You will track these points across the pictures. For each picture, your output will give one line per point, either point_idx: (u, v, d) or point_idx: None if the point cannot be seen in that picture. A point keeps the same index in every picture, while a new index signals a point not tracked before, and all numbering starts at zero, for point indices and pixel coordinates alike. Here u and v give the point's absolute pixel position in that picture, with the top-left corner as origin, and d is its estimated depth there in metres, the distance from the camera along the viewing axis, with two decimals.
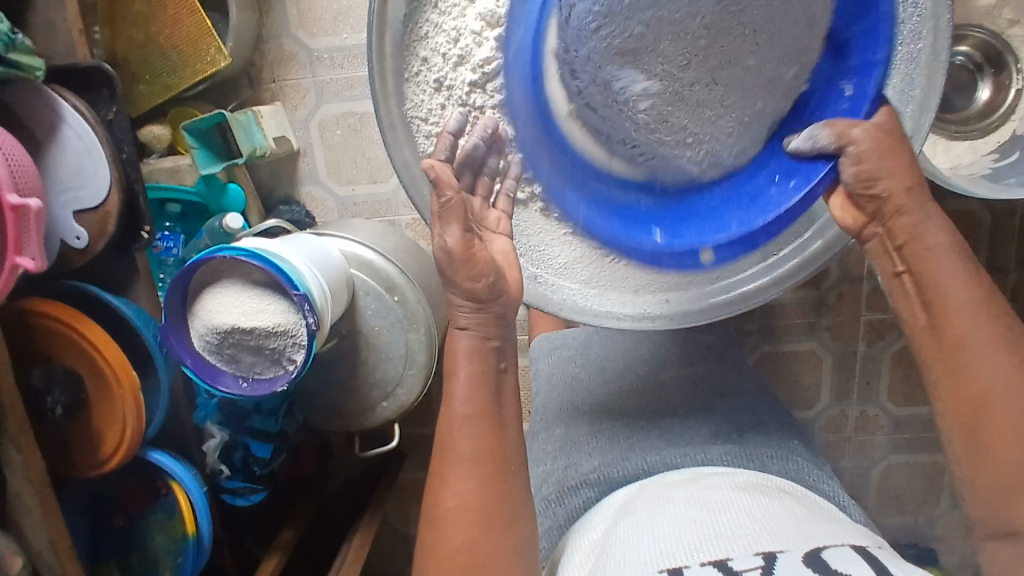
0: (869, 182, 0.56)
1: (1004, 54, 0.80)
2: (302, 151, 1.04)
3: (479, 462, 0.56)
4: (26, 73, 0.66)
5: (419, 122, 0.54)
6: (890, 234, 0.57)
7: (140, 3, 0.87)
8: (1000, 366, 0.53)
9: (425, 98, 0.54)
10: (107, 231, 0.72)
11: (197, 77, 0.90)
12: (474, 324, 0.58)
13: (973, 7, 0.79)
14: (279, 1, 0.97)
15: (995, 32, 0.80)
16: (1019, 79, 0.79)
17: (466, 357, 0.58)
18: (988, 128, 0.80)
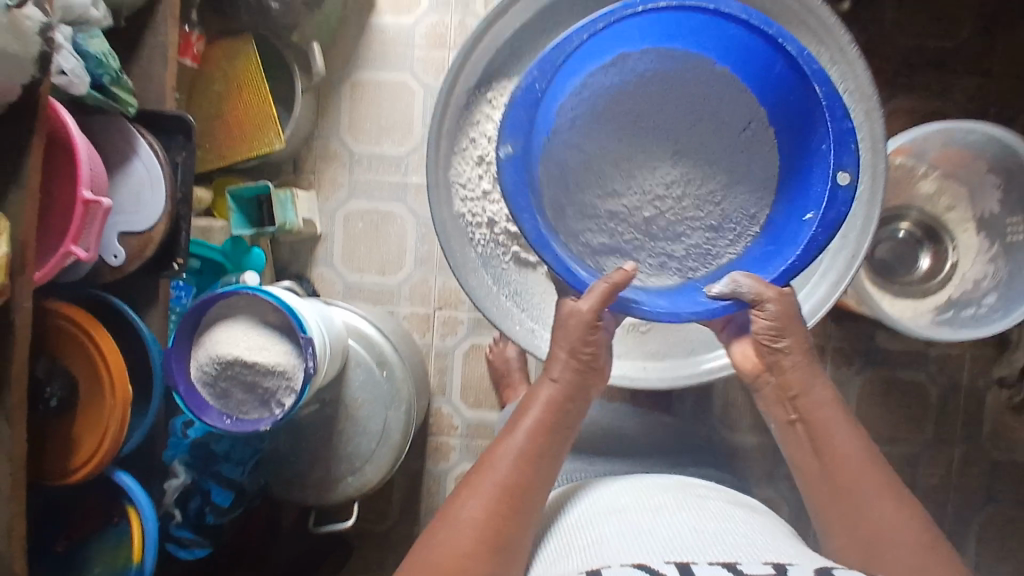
0: (774, 335, 0.63)
1: (939, 231, 0.95)
2: (323, 235, 1.14)
3: (520, 488, 0.55)
4: (120, 106, 0.76)
5: (458, 186, 0.65)
6: (784, 386, 0.65)
7: (219, 86, 1.01)
8: (884, 504, 0.57)
9: (467, 167, 0.64)
10: (146, 252, 0.78)
11: (250, 153, 1.02)
12: (565, 379, 0.62)
13: (915, 190, 0.92)
14: (335, 110, 1.13)
15: (933, 214, 0.94)
16: (955, 252, 0.93)
17: (542, 404, 0.61)
18: (926, 290, 0.94)
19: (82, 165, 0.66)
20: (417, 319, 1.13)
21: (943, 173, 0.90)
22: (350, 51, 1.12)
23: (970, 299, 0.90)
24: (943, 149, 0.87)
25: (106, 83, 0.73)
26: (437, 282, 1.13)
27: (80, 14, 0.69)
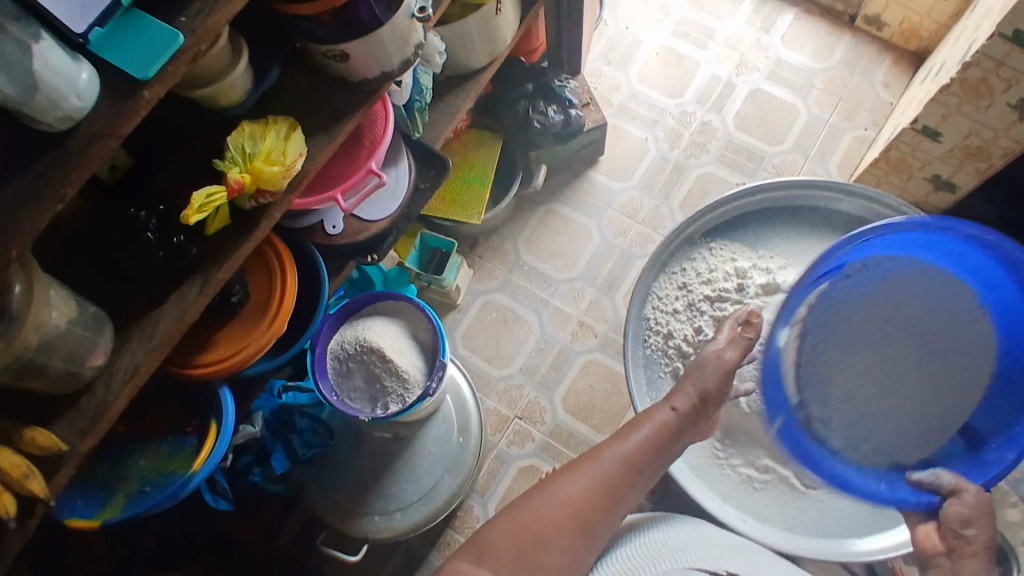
0: (964, 524, 0.72)
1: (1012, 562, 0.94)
2: (458, 308, 1.25)
3: (609, 482, 0.73)
4: (410, 127, 0.93)
5: (655, 300, 0.94)
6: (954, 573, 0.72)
7: (457, 157, 1.19)
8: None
9: (666, 287, 0.94)
10: (358, 237, 0.90)
11: (451, 216, 1.16)
12: (680, 412, 0.78)
13: (1002, 515, 0.97)
14: (523, 221, 1.30)
15: (1009, 540, 0.95)
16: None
17: (656, 424, 0.77)
18: None
19: (382, 150, 0.82)
20: (495, 416, 1.18)
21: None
22: (559, 187, 1.31)
23: None
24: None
25: (414, 107, 0.91)
26: (529, 394, 1.19)
27: (431, 54, 0.88)
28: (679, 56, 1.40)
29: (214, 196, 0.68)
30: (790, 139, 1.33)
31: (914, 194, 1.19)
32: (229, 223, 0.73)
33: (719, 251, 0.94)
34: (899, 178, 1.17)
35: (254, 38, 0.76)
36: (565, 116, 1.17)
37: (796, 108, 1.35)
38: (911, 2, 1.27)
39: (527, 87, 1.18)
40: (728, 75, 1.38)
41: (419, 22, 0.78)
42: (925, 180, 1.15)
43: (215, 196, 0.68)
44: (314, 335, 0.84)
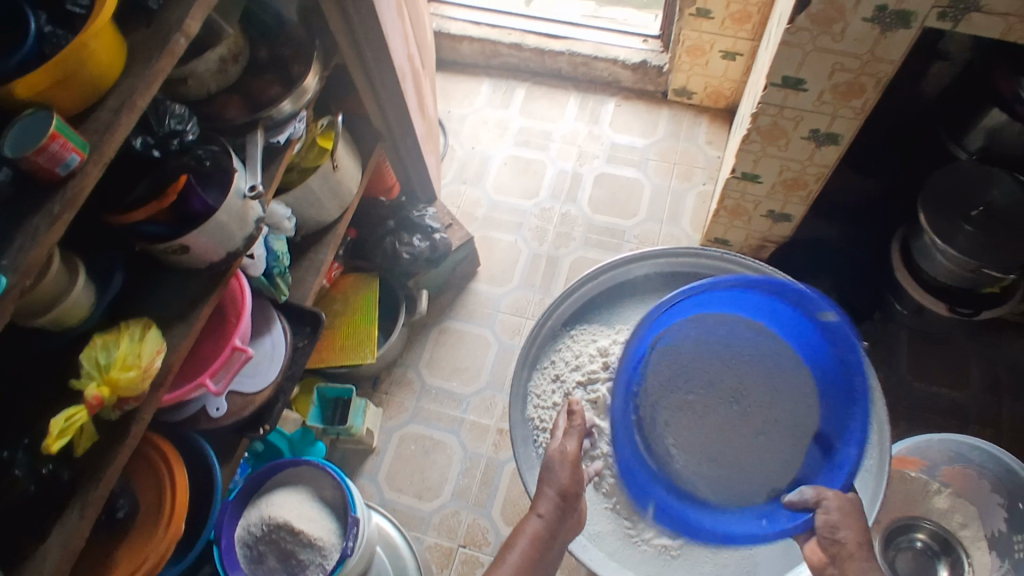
0: (832, 529, 0.66)
1: (956, 549, 0.90)
2: (375, 450, 1.23)
3: None
4: (275, 292, 0.94)
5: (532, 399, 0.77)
6: None
7: (338, 303, 1.22)
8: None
9: (542, 382, 0.78)
10: (241, 413, 0.87)
11: (344, 362, 1.16)
12: (549, 515, 0.67)
13: (929, 503, 0.93)
14: (419, 347, 1.32)
15: (948, 529, 0.92)
16: (971, 569, 0.89)
17: (528, 539, 0.67)
18: None
19: (244, 323, 0.83)
20: (438, 551, 1.14)
21: (955, 491, 0.92)
22: (446, 306, 1.35)
23: None
24: (950, 465, 0.91)
25: (274, 272, 0.93)
26: (467, 518, 1.16)
27: (278, 221, 0.92)
28: (525, 161, 1.52)
29: (75, 416, 0.66)
30: (642, 209, 1.44)
31: (759, 230, 1.27)
32: (98, 437, 0.72)
33: (582, 336, 0.79)
34: (741, 221, 1.27)
35: (91, 250, 0.77)
36: (430, 242, 1.23)
37: (639, 182, 1.47)
38: (704, 73, 1.45)
39: (389, 223, 1.24)
40: (573, 168, 1.51)
41: (253, 200, 0.80)
42: (764, 215, 1.23)
43: (76, 417, 0.66)
44: (215, 527, 0.81)
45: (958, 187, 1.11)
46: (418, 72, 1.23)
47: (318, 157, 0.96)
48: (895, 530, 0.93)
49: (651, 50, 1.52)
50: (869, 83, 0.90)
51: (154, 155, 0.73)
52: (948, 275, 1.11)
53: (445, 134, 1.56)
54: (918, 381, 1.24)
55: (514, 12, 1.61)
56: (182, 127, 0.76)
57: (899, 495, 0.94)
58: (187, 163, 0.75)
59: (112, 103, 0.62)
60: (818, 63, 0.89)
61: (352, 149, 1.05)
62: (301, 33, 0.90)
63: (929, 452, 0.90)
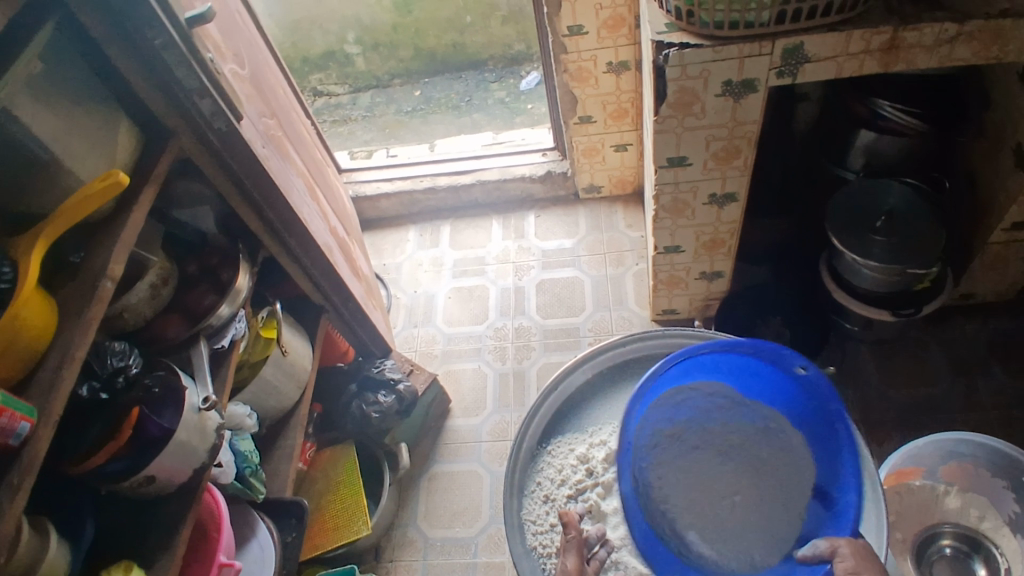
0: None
1: (982, 543, 0.89)
2: None
3: None
4: (252, 493, 0.93)
5: (529, 523, 0.73)
6: None
7: (321, 481, 1.19)
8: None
9: (533, 505, 0.75)
10: None
11: (340, 540, 1.12)
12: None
13: (943, 506, 0.92)
14: (413, 501, 1.29)
15: (969, 526, 0.90)
16: (1005, 559, 0.87)
17: None
18: None
19: (225, 535, 0.81)
20: None
21: (961, 488, 0.91)
22: (429, 451, 1.34)
23: None
24: (947, 465, 0.91)
25: (246, 473, 0.92)
26: None
27: (239, 420, 0.93)
28: (468, 289, 1.57)
29: None
30: (589, 302, 1.49)
31: (699, 292, 1.33)
32: None
33: (559, 448, 0.77)
34: (680, 289, 1.32)
35: (58, 508, 0.75)
36: (396, 394, 1.23)
37: (579, 278, 1.54)
38: (605, 167, 1.56)
39: (351, 388, 1.25)
40: (514, 283, 1.56)
41: (208, 409, 0.81)
42: (697, 278, 1.29)
43: None
44: None
45: (856, 205, 1.20)
46: (345, 240, 1.29)
47: (266, 348, 0.99)
48: (920, 544, 0.91)
49: (552, 160, 1.64)
50: (742, 143, 0.99)
51: (103, 398, 0.75)
52: (878, 287, 1.16)
53: (386, 285, 1.62)
54: (896, 387, 1.26)
55: (421, 160, 1.73)
56: (125, 362, 0.77)
57: (912, 507, 0.92)
58: (136, 394, 0.76)
59: (52, 361, 0.63)
60: (691, 142, 0.99)
61: (296, 329, 1.08)
62: (223, 240, 0.95)
63: (923, 458, 0.91)
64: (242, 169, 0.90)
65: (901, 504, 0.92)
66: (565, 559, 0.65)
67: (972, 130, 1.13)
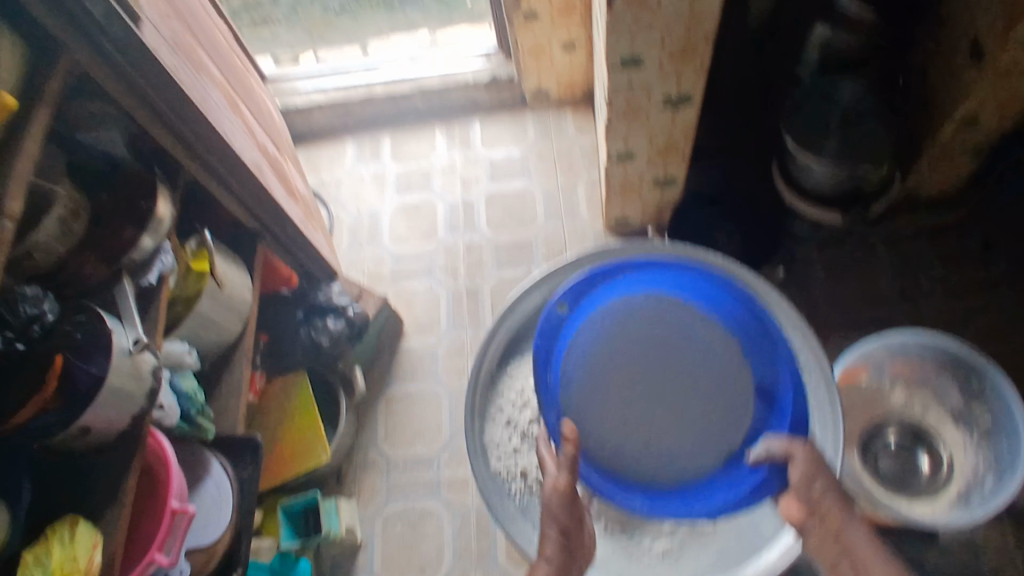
0: (810, 484, 0.72)
1: (926, 435, 0.94)
2: (363, 542, 1.17)
3: None
4: (201, 432, 0.90)
5: (493, 448, 0.75)
6: (828, 528, 0.72)
7: (275, 412, 1.16)
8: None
9: (495, 430, 0.76)
10: (209, 566, 0.83)
11: (301, 468, 1.12)
12: (555, 558, 0.66)
13: (888, 402, 0.97)
14: (372, 422, 1.28)
15: (914, 419, 0.96)
16: (946, 450, 0.92)
17: None
18: (937, 491, 0.90)
19: (174, 478, 0.77)
20: None
21: (905, 383, 0.96)
22: (385, 372, 1.32)
23: (975, 485, 0.88)
24: (894, 362, 0.94)
25: (193, 413, 0.88)
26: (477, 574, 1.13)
27: (178, 358, 0.88)
28: (414, 205, 1.50)
29: None
30: (541, 214, 1.45)
31: (653, 199, 1.30)
32: None
33: (518, 372, 0.79)
34: (634, 196, 1.29)
35: None
36: (346, 319, 1.18)
37: (530, 189, 1.48)
38: (553, 68, 1.47)
39: (298, 316, 1.20)
40: (462, 196, 1.50)
41: (140, 353, 0.76)
42: (651, 185, 1.26)
43: None
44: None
45: (812, 104, 1.18)
46: (276, 158, 1.19)
47: (198, 281, 0.91)
48: (867, 437, 0.96)
49: (497, 63, 1.54)
50: (700, 42, 0.93)
51: (19, 350, 0.68)
52: (828, 189, 1.18)
53: (326, 204, 1.53)
54: (840, 286, 1.29)
55: (354, 65, 1.59)
56: (39, 308, 0.70)
57: (858, 402, 0.96)
58: (56, 343, 0.69)
59: None
60: (647, 40, 0.92)
61: (232, 260, 1.00)
62: (137, 166, 0.85)
63: (872, 356, 0.93)
64: (160, 94, 0.80)
65: (849, 400, 0.96)
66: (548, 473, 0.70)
67: (935, 18, 1.09)
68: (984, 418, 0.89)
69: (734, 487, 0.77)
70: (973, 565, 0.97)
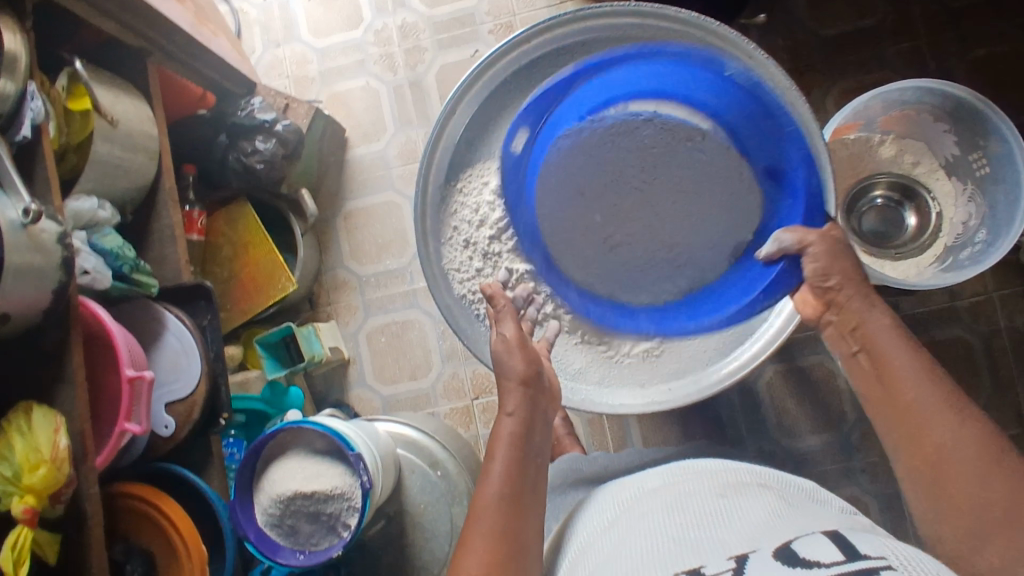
0: (824, 277, 0.63)
1: (914, 188, 0.90)
2: (352, 358, 1.18)
3: (502, 514, 0.55)
4: (144, 289, 0.83)
5: (454, 272, 0.70)
6: (844, 321, 0.63)
7: (227, 248, 1.09)
8: (945, 423, 0.54)
9: (454, 253, 0.70)
10: (192, 417, 0.83)
11: (268, 301, 1.07)
12: (520, 411, 0.61)
13: (877, 157, 0.89)
14: (335, 242, 1.21)
15: (902, 174, 0.90)
16: (935, 203, 0.88)
17: (505, 440, 0.60)
18: (923, 246, 0.88)
19: (120, 347, 0.73)
20: (458, 412, 1.15)
21: (897, 135, 0.88)
22: (337, 187, 1.22)
23: (964, 241, 0.85)
24: (887, 114, 0.87)
25: (127, 271, 0.81)
26: (467, 372, 1.16)
27: (90, 216, 0.78)
28: None
29: (19, 543, 0.61)
30: None
31: None
32: (61, 538, 0.67)
33: (470, 185, 0.71)
34: None
35: None
36: (276, 137, 1.04)
37: None
38: None
39: (222, 141, 1.06)
40: None
41: (36, 223, 0.63)
42: None
43: (21, 543, 0.61)
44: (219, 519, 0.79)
45: None
46: None
47: (84, 123, 0.78)
48: (853, 198, 0.91)
49: None
50: None
51: None
52: None
53: None
54: None
55: None
56: None
57: (844, 161, 0.89)
58: None
59: None
60: None
61: (118, 88, 0.84)
62: None
63: (867, 111, 0.85)
64: None
65: (836, 161, 0.88)
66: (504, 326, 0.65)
67: None
68: (980, 167, 0.84)
69: (742, 293, 0.69)
70: (948, 307, 1.01)
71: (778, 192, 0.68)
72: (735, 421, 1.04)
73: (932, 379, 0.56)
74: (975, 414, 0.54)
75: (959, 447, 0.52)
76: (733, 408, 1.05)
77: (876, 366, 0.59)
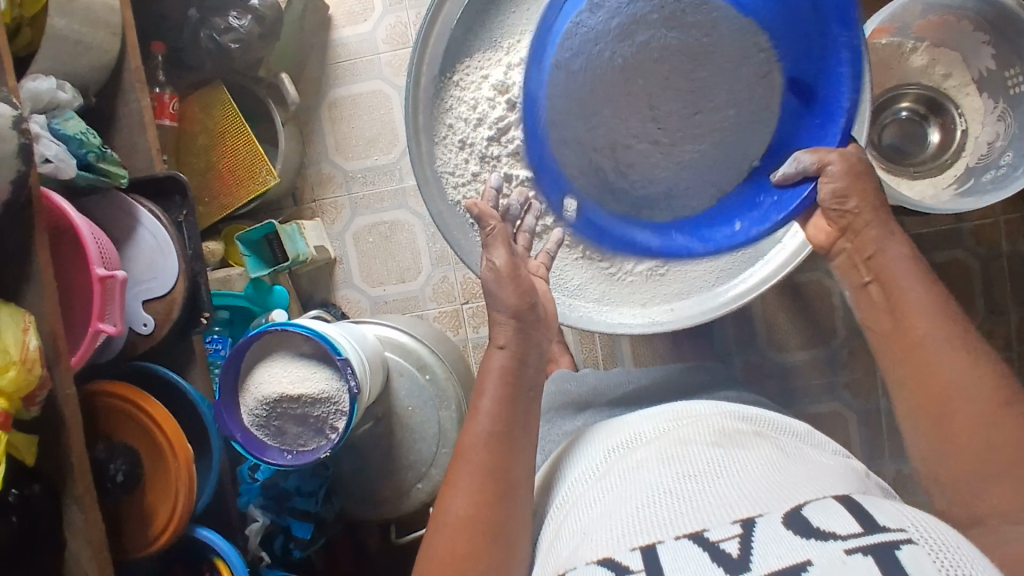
0: (842, 198, 0.59)
1: (943, 103, 0.84)
2: (338, 258, 1.15)
3: (492, 452, 0.54)
4: (112, 180, 0.77)
5: (448, 176, 0.65)
6: (858, 248, 0.60)
7: (202, 137, 1.02)
8: (955, 361, 0.53)
9: (448, 155, 0.65)
10: (171, 316, 0.80)
11: (248, 196, 1.02)
12: (511, 344, 0.59)
13: (907, 65, 0.83)
14: (319, 134, 1.14)
15: (931, 86, 0.84)
16: (962, 121, 0.83)
17: (497, 374, 0.58)
18: (943, 166, 0.84)
19: (87, 244, 0.69)
20: (447, 317, 1.13)
21: (932, 43, 0.81)
22: (320, 73, 1.13)
23: (991, 162, 0.81)
24: (924, 20, 0.79)
25: (92, 160, 0.75)
26: (456, 277, 1.13)
27: (50, 99, 0.71)
28: None
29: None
30: None
31: None
32: (39, 438, 0.66)
33: (467, 76, 0.64)
34: None
35: None
36: (251, 14, 0.94)
37: None
38: None
39: (192, 15, 0.96)
40: None
41: None
42: None
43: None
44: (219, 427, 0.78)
45: None
46: None
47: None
48: (877, 108, 0.86)
49: None
50: None
51: None
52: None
53: None
54: None
55: None
56: None
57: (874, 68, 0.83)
58: None
59: None
60: None
61: None
62: None
63: (904, 13, 0.78)
64: None
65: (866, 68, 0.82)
66: (494, 253, 0.60)
67: None
68: (1015, 86, 0.79)
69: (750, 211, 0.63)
70: (955, 229, 0.98)
71: (804, 111, 0.61)
72: (725, 335, 1.04)
73: (939, 316, 0.55)
74: (982, 351, 0.53)
75: (965, 386, 0.52)
76: (725, 322, 1.04)
77: (889, 301, 0.57)
